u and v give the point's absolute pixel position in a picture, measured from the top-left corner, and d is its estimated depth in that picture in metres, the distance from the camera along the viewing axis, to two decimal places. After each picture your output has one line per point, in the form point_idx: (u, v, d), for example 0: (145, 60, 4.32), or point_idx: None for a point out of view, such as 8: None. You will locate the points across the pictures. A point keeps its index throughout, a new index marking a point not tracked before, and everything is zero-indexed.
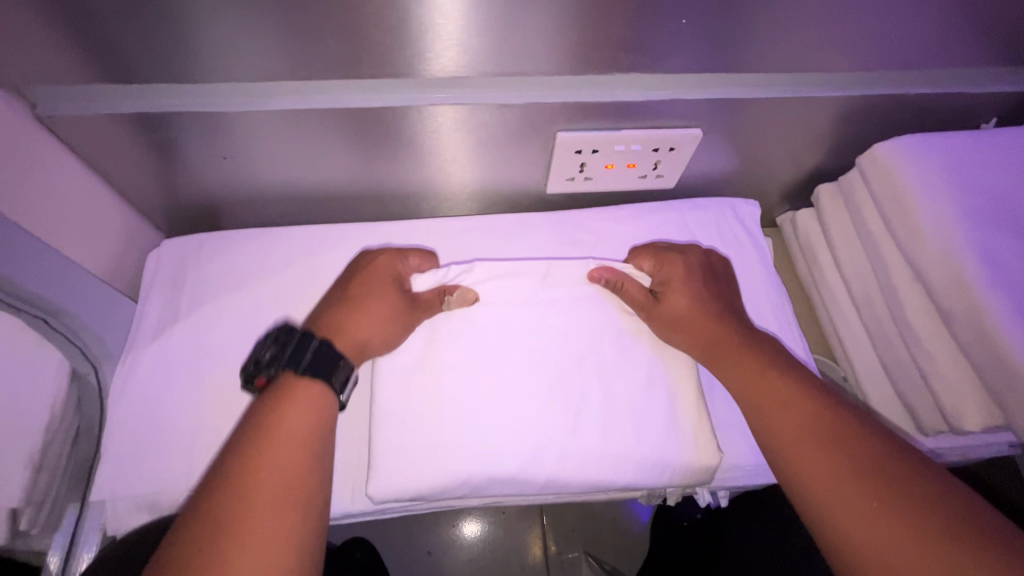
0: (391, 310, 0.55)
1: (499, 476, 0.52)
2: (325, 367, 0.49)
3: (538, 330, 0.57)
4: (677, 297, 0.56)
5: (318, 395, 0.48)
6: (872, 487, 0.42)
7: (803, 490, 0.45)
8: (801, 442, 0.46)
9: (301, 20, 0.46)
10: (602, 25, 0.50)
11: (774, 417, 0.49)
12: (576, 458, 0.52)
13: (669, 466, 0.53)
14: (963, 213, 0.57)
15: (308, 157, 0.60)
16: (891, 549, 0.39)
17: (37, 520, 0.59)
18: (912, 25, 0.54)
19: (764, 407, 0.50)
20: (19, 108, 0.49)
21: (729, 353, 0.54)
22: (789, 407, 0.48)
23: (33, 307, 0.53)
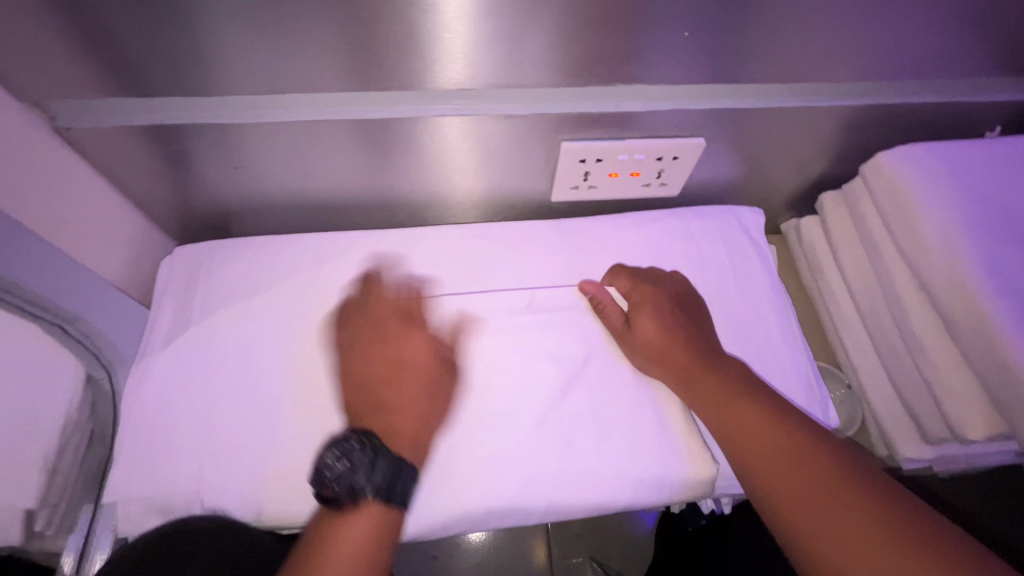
0: (441, 388, 0.55)
1: (500, 490, 0.53)
2: (398, 489, 0.49)
3: (537, 352, 0.59)
4: (647, 325, 0.57)
5: (374, 511, 0.47)
6: (868, 528, 0.41)
7: (801, 537, 0.43)
8: (789, 475, 0.46)
9: (310, 34, 0.47)
10: (605, 37, 0.51)
11: (759, 445, 0.48)
12: (575, 473, 0.53)
13: (670, 476, 0.54)
14: (967, 222, 0.57)
15: (318, 168, 0.62)
16: None
17: (52, 520, 0.61)
18: (913, 36, 0.55)
19: (745, 435, 0.49)
20: (38, 121, 0.51)
21: (698, 379, 0.53)
22: (772, 433, 0.48)
23: (50, 314, 0.54)
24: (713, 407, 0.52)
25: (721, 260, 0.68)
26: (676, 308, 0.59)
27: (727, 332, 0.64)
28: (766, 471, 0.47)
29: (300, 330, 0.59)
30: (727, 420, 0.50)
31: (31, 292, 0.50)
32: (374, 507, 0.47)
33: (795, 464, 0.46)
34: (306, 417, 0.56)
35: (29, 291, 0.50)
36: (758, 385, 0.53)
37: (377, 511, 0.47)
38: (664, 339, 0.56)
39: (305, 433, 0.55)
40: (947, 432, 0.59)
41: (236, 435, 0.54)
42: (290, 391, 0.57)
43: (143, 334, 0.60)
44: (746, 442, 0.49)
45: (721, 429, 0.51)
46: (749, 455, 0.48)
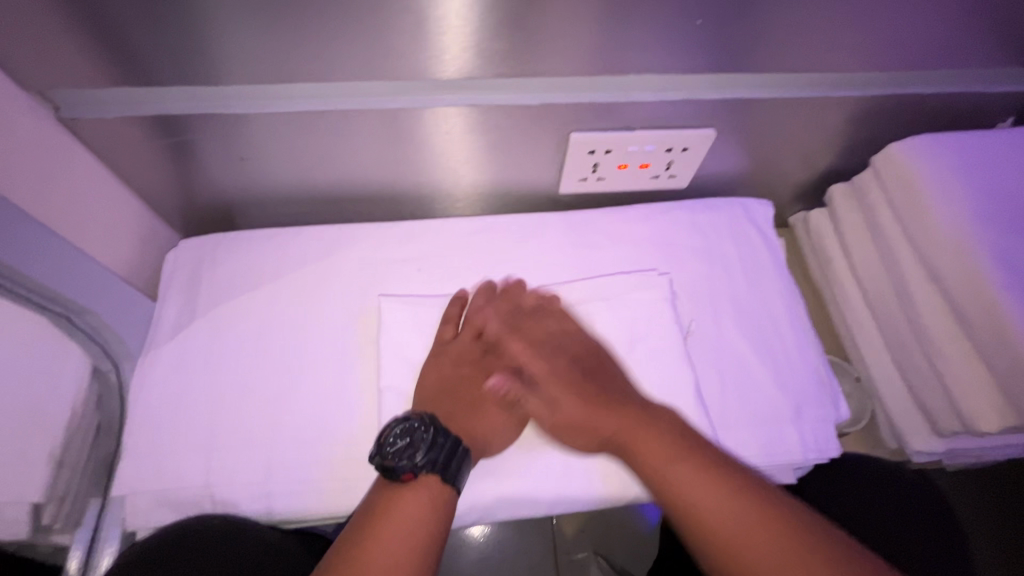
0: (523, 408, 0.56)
1: (510, 487, 0.52)
2: (458, 476, 0.50)
3: None
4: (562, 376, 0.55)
5: (431, 486, 0.49)
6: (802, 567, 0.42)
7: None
8: (769, 570, 0.43)
9: (315, 22, 0.47)
10: (617, 26, 0.50)
11: (725, 534, 0.45)
12: (583, 470, 0.53)
13: None
14: (979, 213, 0.57)
15: (324, 159, 0.61)
16: None
17: (60, 514, 0.59)
18: (926, 25, 0.54)
19: (699, 517, 0.46)
20: (43, 111, 0.50)
21: (632, 439, 0.51)
22: (737, 515, 0.45)
23: (56, 306, 0.53)
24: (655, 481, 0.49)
25: (730, 253, 0.67)
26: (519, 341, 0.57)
27: (737, 324, 0.63)
28: (742, 561, 0.44)
29: (307, 324, 0.59)
30: (677, 496, 0.47)
31: (30, 278, 0.49)
32: (430, 481, 0.49)
33: (774, 553, 0.43)
34: (314, 410, 0.55)
35: (40, 284, 0.50)
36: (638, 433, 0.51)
37: (433, 485, 0.49)
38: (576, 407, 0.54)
39: (313, 426, 0.55)
40: (958, 426, 0.59)
41: (245, 429, 0.54)
42: (298, 385, 0.56)
43: (149, 327, 0.59)
44: (710, 528, 0.45)
45: (670, 507, 0.48)
46: (715, 543, 0.45)
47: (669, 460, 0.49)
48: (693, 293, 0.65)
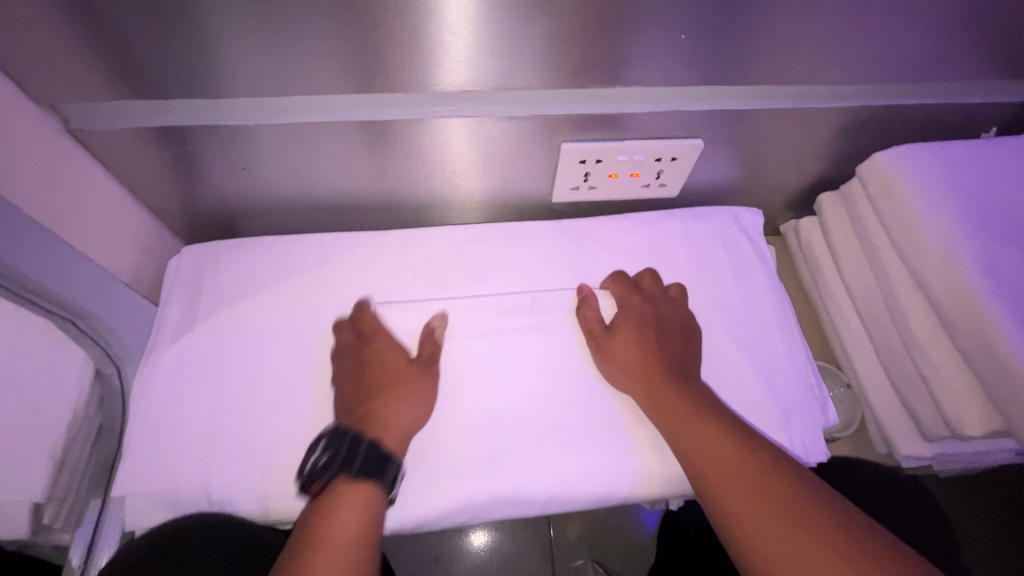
0: (420, 375, 0.57)
1: (504, 490, 0.53)
2: (374, 466, 0.51)
3: (532, 359, 0.59)
4: (628, 336, 0.58)
5: (352, 493, 0.50)
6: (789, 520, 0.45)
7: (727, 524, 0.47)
8: (757, 519, 0.46)
9: (315, 37, 0.49)
10: (606, 41, 0.52)
11: (724, 484, 0.48)
12: (578, 472, 0.54)
13: (668, 474, 0.55)
14: (962, 221, 0.58)
15: (323, 168, 0.63)
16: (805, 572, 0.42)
17: (59, 515, 0.61)
18: (907, 39, 0.56)
19: (704, 464, 0.50)
20: (53, 123, 0.52)
21: (667, 393, 0.54)
22: (741, 466, 0.49)
23: (60, 308, 0.54)
24: (680, 424, 0.52)
25: (720, 261, 0.68)
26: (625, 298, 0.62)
27: (727, 329, 0.64)
28: (731, 509, 0.47)
29: (305, 329, 0.60)
30: (689, 445, 0.51)
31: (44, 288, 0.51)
32: (344, 485, 0.50)
33: (765, 506, 0.46)
34: (310, 413, 0.57)
35: (50, 290, 0.52)
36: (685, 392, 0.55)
37: (349, 489, 0.50)
38: (634, 346, 0.58)
39: (309, 429, 0.56)
40: (945, 429, 0.60)
41: (243, 431, 0.55)
42: (295, 388, 0.57)
43: (150, 332, 0.61)
44: (713, 474, 0.49)
45: (682, 452, 0.51)
46: (715, 490, 0.48)
47: (693, 410, 0.53)
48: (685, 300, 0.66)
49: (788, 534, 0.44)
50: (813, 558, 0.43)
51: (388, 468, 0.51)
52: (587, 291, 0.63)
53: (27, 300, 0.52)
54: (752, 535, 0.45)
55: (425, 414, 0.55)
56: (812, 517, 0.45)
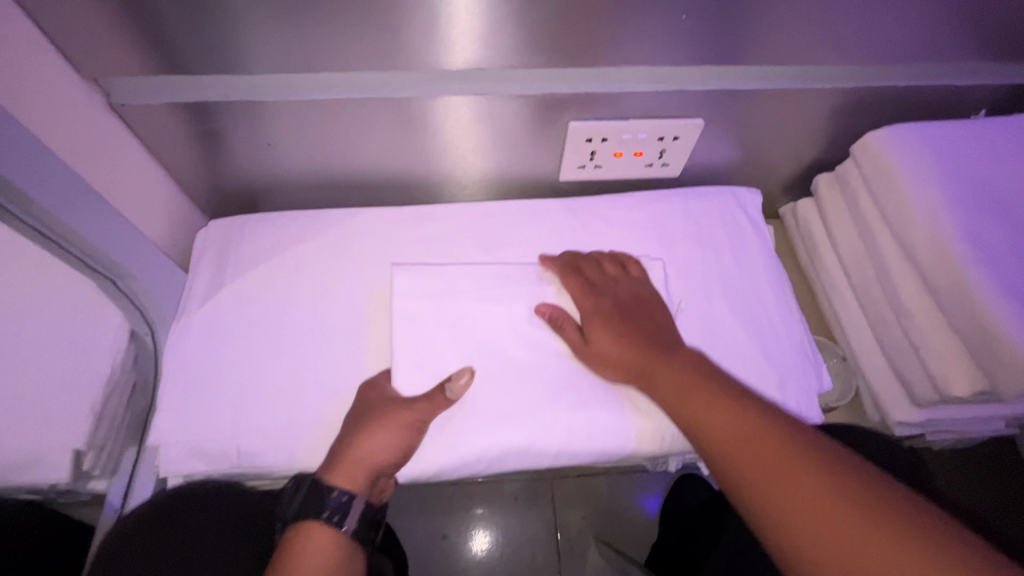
0: (391, 416, 0.55)
1: (512, 445, 0.57)
2: (319, 504, 0.52)
3: (542, 326, 0.62)
4: (596, 319, 0.60)
5: (321, 532, 0.52)
6: (799, 474, 0.43)
7: (737, 488, 0.45)
8: (764, 478, 0.44)
9: (340, 16, 0.52)
10: (611, 21, 0.55)
11: (727, 449, 0.47)
12: (583, 430, 0.57)
13: (669, 434, 0.58)
14: (949, 195, 0.61)
15: (342, 146, 0.67)
16: (820, 523, 0.40)
17: (98, 462, 0.64)
18: (896, 22, 0.59)
19: (705, 430, 0.49)
20: (97, 97, 0.56)
21: (656, 363, 0.55)
22: (729, 412, 0.48)
23: (105, 270, 0.58)
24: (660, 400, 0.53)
25: (719, 237, 0.72)
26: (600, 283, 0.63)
27: (726, 300, 0.68)
28: (736, 473, 0.46)
29: (326, 296, 0.64)
30: (687, 414, 0.50)
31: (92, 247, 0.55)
32: (314, 526, 0.52)
33: (769, 466, 0.44)
34: (332, 372, 0.60)
35: (102, 253, 0.56)
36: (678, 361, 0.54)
37: (319, 528, 0.52)
38: (612, 342, 0.58)
39: (330, 387, 0.59)
40: (933, 394, 0.62)
41: (269, 388, 0.59)
42: (317, 350, 0.61)
43: (181, 298, 0.64)
44: (702, 423, 0.49)
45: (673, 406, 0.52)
46: (720, 455, 0.47)
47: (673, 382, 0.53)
48: (686, 273, 0.69)
49: (773, 474, 0.44)
50: (793, 495, 0.42)
51: (338, 499, 0.52)
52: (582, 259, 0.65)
53: (69, 253, 0.54)
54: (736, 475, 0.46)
55: (389, 457, 0.54)
56: (801, 458, 0.44)
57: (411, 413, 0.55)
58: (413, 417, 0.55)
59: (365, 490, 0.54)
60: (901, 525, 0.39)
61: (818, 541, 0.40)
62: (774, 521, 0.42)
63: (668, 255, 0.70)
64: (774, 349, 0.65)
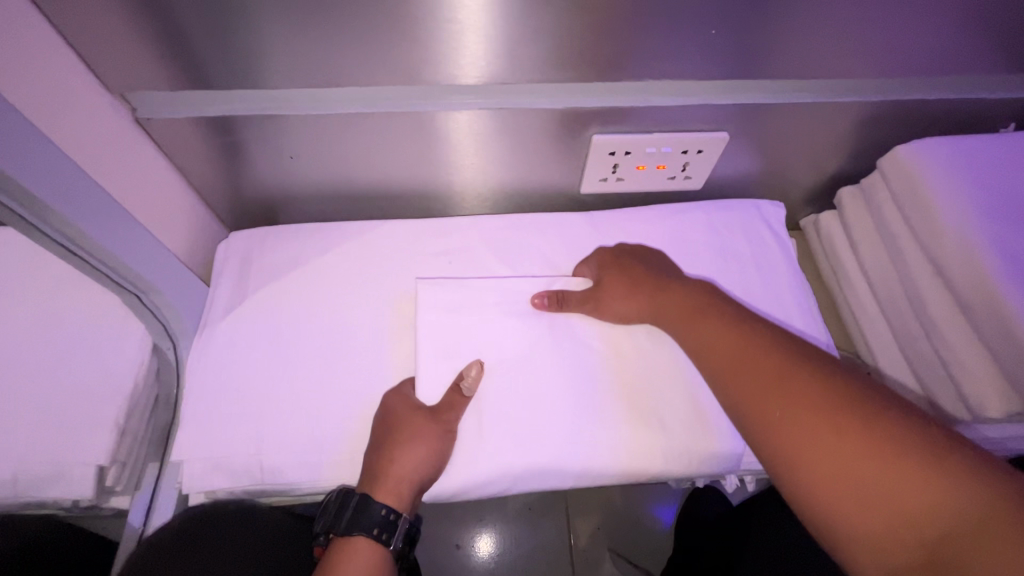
0: (419, 428, 0.55)
1: (536, 465, 0.56)
2: (368, 522, 0.53)
3: (565, 344, 0.61)
4: (614, 286, 0.61)
5: (368, 547, 0.53)
6: (785, 387, 0.46)
7: (730, 400, 0.49)
8: (752, 388, 0.47)
9: (367, 31, 0.52)
10: (639, 36, 0.55)
11: (725, 363, 0.50)
12: (608, 452, 0.56)
13: (695, 457, 0.57)
14: (980, 210, 0.60)
15: (364, 158, 0.66)
16: (798, 428, 0.43)
17: (121, 478, 0.62)
18: (926, 36, 0.58)
19: (708, 347, 0.52)
20: (123, 111, 0.56)
21: (665, 303, 0.58)
22: (749, 355, 0.49)
23: (130, 284, 0.57)
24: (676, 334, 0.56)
25: (743, 250, 0.71)
26: (622, 265, 0.63)
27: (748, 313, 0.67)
28: (730, 383, 0.49)
29: (348, 311, 0.64)
30: (693, 338, 0.54)
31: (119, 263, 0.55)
32: (363, 541, 0.53)
33: (759, 380, 0.47)
34: (354, 386, 0.60)
35: (127, 267, 0.55)
36: (693, 301, 0.56)
37: (367, 543, 0.53)
38: (626, 291, 0.60)
39: (353, 402, 0.59)
40: (964, 412, 0.61)
41: (291, 402, 0.58)
42: (339, 363, 0.61)
43: (203, 310, 0.65)
44: (722, 367, 0.50)
45: (693, 349, 0.54)
46: (717, 370, 0.51)
47: (688, 316, 0.55)
48: None
49: (760, 386, 0.47)
50: (811, 430, 0.43)
51: (385, 515, 0.53)
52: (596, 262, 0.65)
53: (99, 270, 0.54)
54: (755, 415, 0.46)
55: (423, 471, 0.54)
56: (790, 372, 0.46)
57: (439, 423, 0.56)
58: (439, 426, 0.56)
59: (408, 504, 0.55)
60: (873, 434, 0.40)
61: (793, 442, 0.43)
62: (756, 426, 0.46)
63: (690, 268, 0.69)
64: None
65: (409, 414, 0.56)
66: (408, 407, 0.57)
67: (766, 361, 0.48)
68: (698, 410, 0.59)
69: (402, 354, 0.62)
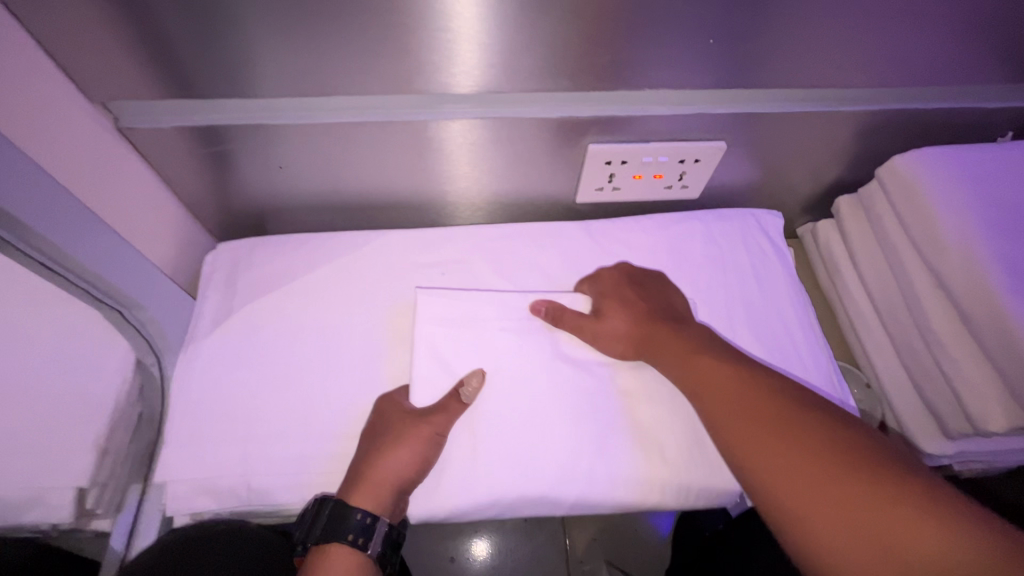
0: (407, 432, 0.54)
1: (532, 493, 0.54)
2: (342, 528, 0.51)
3: (563, 374, 0.59)
4: (613, 309, 0.60)
5: (346, 555, 0.52)
6: (784, 437, 0.44)
7: (727, 448, 0.47)
8: (749, 439, 0.46)
9: (356, 39, 0.51)
10: (635, 46, 0.54)
11: (722, 408, 0.48)
12: (604, 481, 0.55)
13: (694, 488, 0.56)
14: (982, 221, 0.59)
15: (354, 169, 0.65)
16: (798, 482, 0.42)
17: (102, 499, 0.59)
18: (925, 46, 0.58)
19: (705, 389, 0.51)
20: (105, 121, 0.55)
21: (663, 339, 0.56)
22: (750, 399, 0.48)
23: (112, 301, 0.55)
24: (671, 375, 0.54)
25: (742, 260, 0.70)
26: (622, 287, 0.63)
27: (755, 339, 0.65)
28: (726, 430, 0.47)
29: (339, 324, 0.62)
30: (691, 378, 0.52)
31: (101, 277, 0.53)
32: (340, 549, 0.52)
33: (757, 430, 0.46)
34: (346, 403, 0.58)
35: (111, 285, 0.54)
36: (691, 338, 0.55)
37: (345, 551, 0.52)
38: (625, 318, 0.59)
39: (344, 419, 0.57)
40: (968, 427, 0.60)
41: (280, 420, 0.57)
42: (329, 379, 0.59)
43: (189, 325, 0.63)
44: (721, 410, 0.49)
45: (692, 392, 0.52)
46: (714, 415, 0.49)
47: (685, 353, 0.54)
48: (710, 302, 0.67)
49: (758, 435, 0.45)
50: (819, 481, 0.41)
51: (362, 521, 0.52)
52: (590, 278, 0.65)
53: (88, 294, 0.53)
54: (759, 465, 0.44)
55: (406, 475, 0.53)
56: (788, 421, 0.45)
57: (428, 426, 0.54)
58: (429, 430, 0.54)
59: (388, 510, 0.53)
60: (872, 490, 0.39)
61: (793, 496, 0.42)
62: (754, 478, 0.44)
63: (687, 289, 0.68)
64: (798, 372, 0.63)
65: (399, 418, 0.55)
66: (399, 411, 0.56)
67: (765, 408, 0.46)
68: (698, 435, 0.58)
69: (395, 370, 0.60)
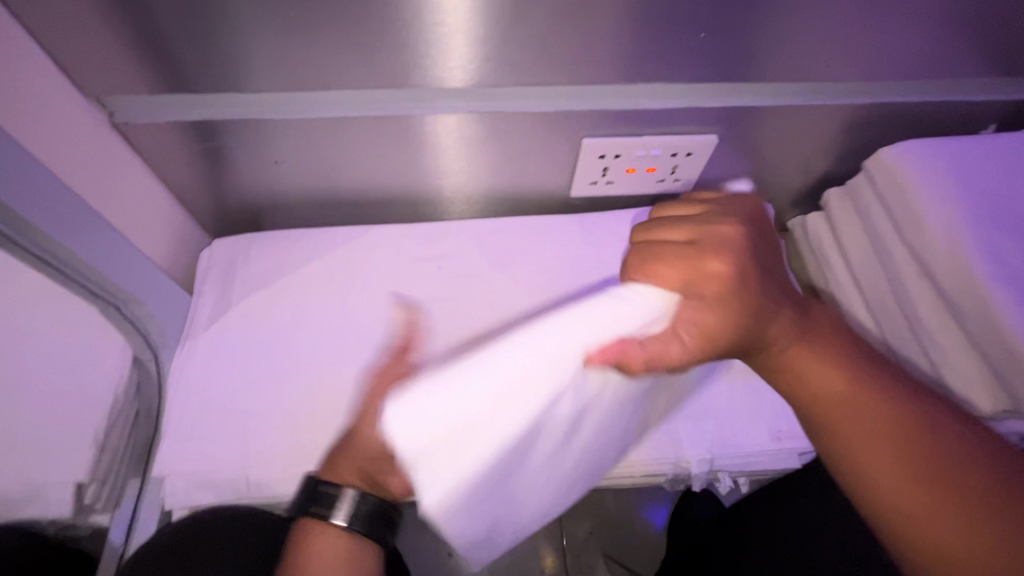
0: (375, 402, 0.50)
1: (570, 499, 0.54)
2: (319, 497, 0.50)
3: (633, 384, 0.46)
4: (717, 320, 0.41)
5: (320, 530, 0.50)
6: (925, 471, 0.39)
7: (851, 478, 0.41)
8: (880, 471, 0.40)
9: (352, 31, 0.51)
10: (627, 39, 0.55)
11: (848, 433, 0.42)
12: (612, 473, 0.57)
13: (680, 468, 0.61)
14: (967, 211, 0.61)
15: (349, 163, 0.65)
16: (940, 523, 0.37)
17: (100, 495, 0.60)
18: (910, 39, 0.59)
19: (827, 408, 0.43)
20: (100, 116, 0.54)
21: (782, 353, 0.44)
22: (876, 417, 0.41)
23: (108, 296, 0.56)
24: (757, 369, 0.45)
25: None
26: (737, 281, 0.43)
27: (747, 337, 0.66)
28: (854, 459, 0.41)
29: (337, 318, 0.62)
30: (810, 395, 0.44)
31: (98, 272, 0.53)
32: (312, 524, 0.50)
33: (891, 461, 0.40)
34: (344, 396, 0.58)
35: (107, 280, 0.54)
36: (817, 349, 0.44)
37: (316, 526, 0.50)
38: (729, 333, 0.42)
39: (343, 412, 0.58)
40: None
41: (279, 414, 0.57)
42: (327, 372, 0.59)
43: (186, 321, 0.63)
44: (839, 428, 0.42)
45: (804, 405, 0.44)
46: (837, 441, 0.42)
47: (780, 347, 0.44)
48: None
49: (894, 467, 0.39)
50: (970, 525, 0.36)
51: (331, 491, 0.50)
52: (661, 214, 0.51)
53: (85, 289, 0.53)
54: (892, 502, 0.39)
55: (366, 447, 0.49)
56: (928, 451, 0.39)
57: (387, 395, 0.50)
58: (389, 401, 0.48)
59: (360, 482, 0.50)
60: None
61: (937, 539, 0.37)
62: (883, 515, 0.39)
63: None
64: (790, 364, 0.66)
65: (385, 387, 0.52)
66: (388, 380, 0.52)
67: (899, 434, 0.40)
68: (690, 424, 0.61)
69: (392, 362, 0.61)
